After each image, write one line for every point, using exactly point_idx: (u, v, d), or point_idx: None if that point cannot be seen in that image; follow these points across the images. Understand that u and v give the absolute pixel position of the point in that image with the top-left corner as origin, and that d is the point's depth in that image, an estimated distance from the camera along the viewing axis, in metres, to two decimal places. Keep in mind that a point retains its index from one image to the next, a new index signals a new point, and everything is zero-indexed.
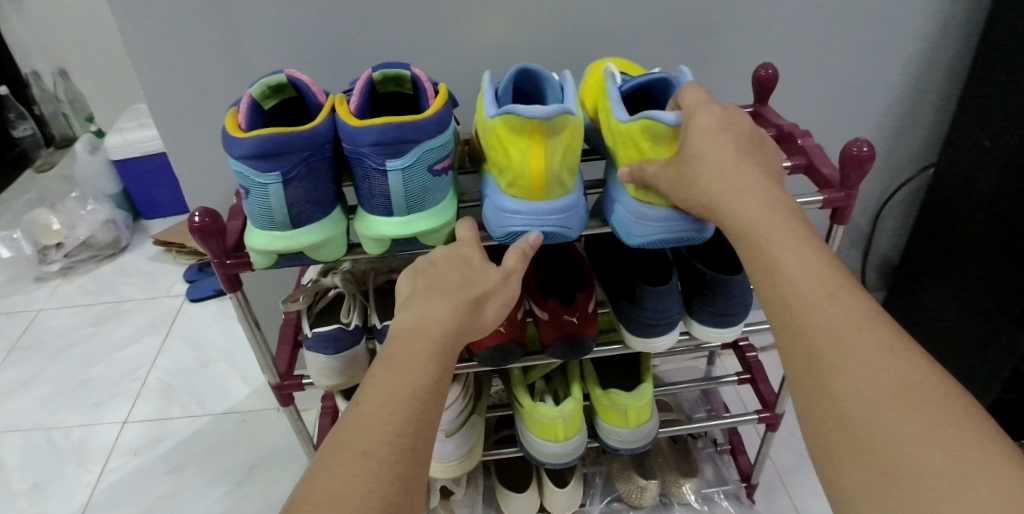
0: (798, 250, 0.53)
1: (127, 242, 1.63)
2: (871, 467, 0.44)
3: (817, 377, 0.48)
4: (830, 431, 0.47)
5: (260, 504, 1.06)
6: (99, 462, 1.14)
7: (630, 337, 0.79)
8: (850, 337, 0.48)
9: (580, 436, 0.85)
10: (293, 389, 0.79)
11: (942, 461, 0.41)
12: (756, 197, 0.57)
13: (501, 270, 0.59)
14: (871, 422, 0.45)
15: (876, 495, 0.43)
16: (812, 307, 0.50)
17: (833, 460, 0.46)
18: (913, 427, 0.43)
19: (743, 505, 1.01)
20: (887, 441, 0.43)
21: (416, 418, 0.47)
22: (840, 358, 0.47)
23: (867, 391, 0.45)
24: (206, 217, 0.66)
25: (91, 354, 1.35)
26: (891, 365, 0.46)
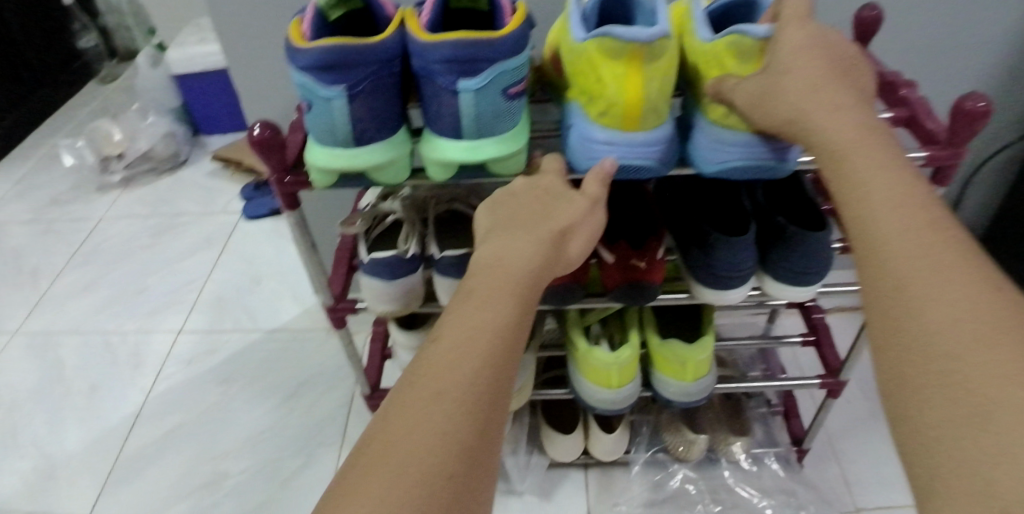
0: (889, 176, 0.47)
1: (185, 157, 1.64)
2: (953, 408, 0.37)
3: (897, 311, 0.42)
4: (907, 368, 0.40)
5: (306, 422, 1.09)
6: (154, 369, 1.18)
7: (700, 288, 0.75)
8: (941, 271, 0.41)
9: (634, 383, 0.82)
10: (346, 312, 0.78)
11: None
12: (854, 127, 0.51)
13: (587, 197, 0.57)
14: (958, 359, 0.38)
15: (954, 440, 0.36)
16: (902, 241, 0.43)
17: (907, 399, 0.39)
18: (1011, 368, 0.36)
19: (792, 468, 0.97)
20: (975, 380, 0.36)
21: (494, 359, 0.45)
22: (929, 291, 0.41)
23: (957, 327, 0.39)
24: (266, 129, 0.64)
25: (149, 264, 1.38)
26: (989, 303, 0.39)
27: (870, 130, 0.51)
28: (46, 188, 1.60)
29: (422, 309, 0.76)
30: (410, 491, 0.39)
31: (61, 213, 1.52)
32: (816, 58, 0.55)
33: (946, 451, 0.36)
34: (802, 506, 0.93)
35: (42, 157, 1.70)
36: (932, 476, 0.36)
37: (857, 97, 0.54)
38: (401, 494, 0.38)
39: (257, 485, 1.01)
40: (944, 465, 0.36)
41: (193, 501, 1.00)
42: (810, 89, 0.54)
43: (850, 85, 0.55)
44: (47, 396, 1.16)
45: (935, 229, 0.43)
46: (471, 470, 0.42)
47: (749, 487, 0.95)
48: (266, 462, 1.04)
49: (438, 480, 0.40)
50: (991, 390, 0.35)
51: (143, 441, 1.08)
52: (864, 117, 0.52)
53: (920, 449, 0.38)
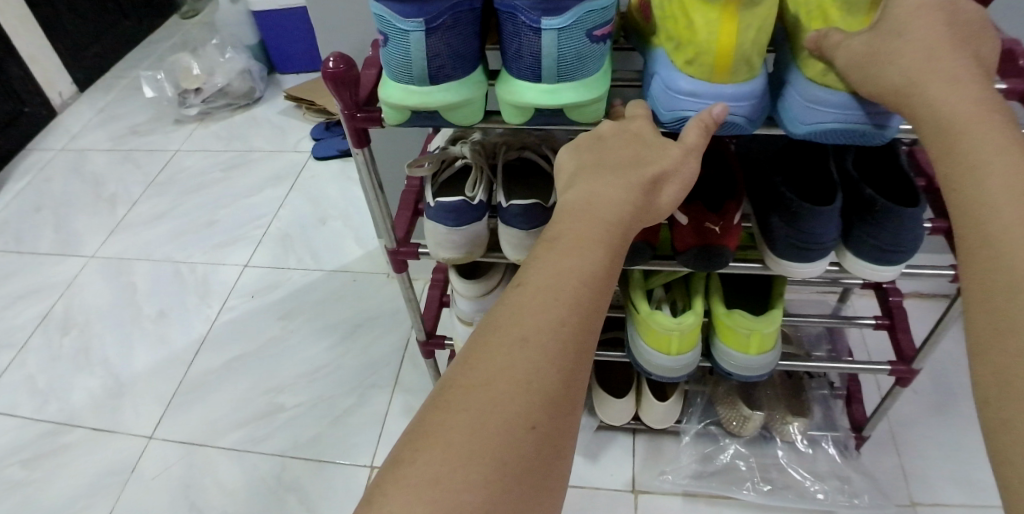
0: (1008, 158, 0.41)
1: (260, 94, 1.66)
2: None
3: (1004, 313, 0.38)
4: (1010, 377, 0.37)
5: (362, 362, 1.11)
6: (220, 299, 1.22)
7: (775, 259, 0.71)
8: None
9: (694, 352, 0.80)
10: (408, 255, 0.78)
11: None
12: (971, 101, 0.44)
13: (681, 147, 0.53)
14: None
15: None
16: (1018, 238, 0.39)
17: (1006, 410, 0.36)
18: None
19: (850, 455, 0.93)
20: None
21: (581, 308, 0.44)
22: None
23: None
24: (341, 63, 0.63)
25: (220, 197, 1.42)
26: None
27: (987, 101, 0.44)
28: (127, 117, 1.66)
29: (483, 258, 0.75)
30: (494, 434, 0.39)
31: (140, 143, 1.57)
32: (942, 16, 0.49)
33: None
34: (855, 494, 0.89)
35: (125, 87, 1.76)
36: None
37: (986, 63, 0.48)
38: (485, 436, 0.39)
39: (310, 419, 1.04)
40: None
41: (249, 430, 1.04)
42: (927, 54, 0.47)
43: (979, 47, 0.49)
44: (121, 317, 1.22)
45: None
46: (553, 418, 0.42)
47: (801, 469, 0.92)
48: (319, 398, 1.07)
49: (521, 427, 0.40)
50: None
51: (206, 367, 1.13)
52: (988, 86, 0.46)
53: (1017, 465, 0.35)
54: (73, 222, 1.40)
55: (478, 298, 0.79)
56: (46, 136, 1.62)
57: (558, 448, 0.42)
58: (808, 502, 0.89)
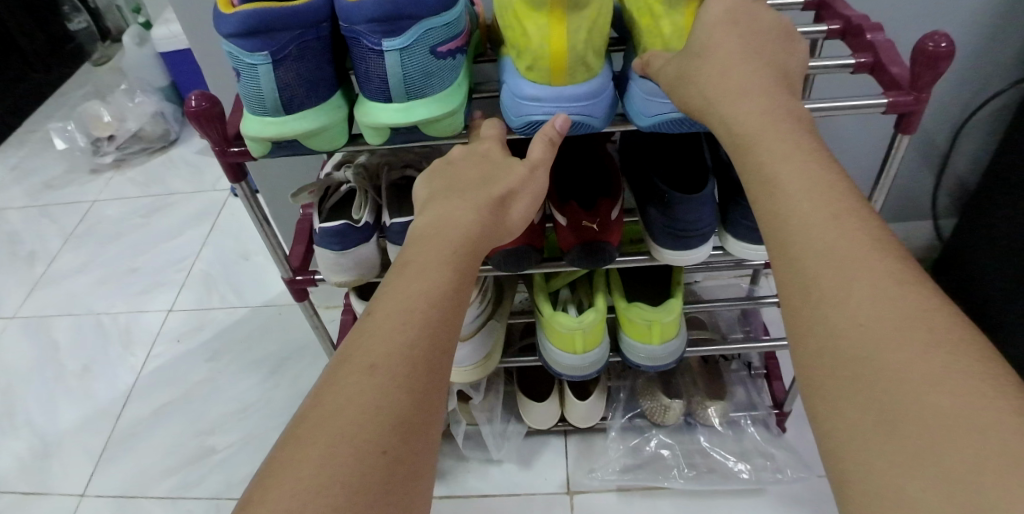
0: (798, 162, 0.42)
1: (176, 136, 1.64)
2: (865, 415, 0.34)
3: (805, 309, 0.38)
4: (818, 371, 0.36)
5: (293, 394, 1.10)
6: (144, 348, 1.20)
7: (659, 250, 0.72)
8: (849, 269, 0.37)
9: (601, 348, 0.81)
10: (306, 284, 0.77)
11: (956, 414, 0.31)
12: (768, 100, 0.46)
13: (527, 164, 0.56)
14: (872, 361, 0.34)
15: (871, 449, 0.33)
16: (809, 233, 0.39)
17: (818, 403, 0.36)
18: (922, 373, 0.33)
19: (771, 432, 0.95)
20: (889, 386, 0.33)
21: (432, 328, 0.45)
22: (839, 285, 0.37)
23: (866, 330, 0.35)
24: (203, 101, 0.63)
25: (141, 244, 1.39)
26: (895, 297, 0.35)
27: (777, 102, 0.47)
28: (40, 173, 1.62)
29: (379, 279, 0.76)
30: (346, 466, 0.38)
31: (56, 197, 1.54)
32: (760, 21, 0.52)
33: (860, 464, 0.33)
34: (778, 469, 0.91)
35: (37, 142, 1.72)
36: (844, 486, 0.33)
37: (790, 55, 0.51)
38: (335, 470, 0.38)
39: (243, 456, 1.03)
40: (861, 478, 0.32)
41: (182, 476, 1.02)
42: (731, 59, 0.49)
43: (791, 47, 0.52)
44: (43, 376, 1.19)
45: (840, 219, 0.39)
46: (409, 439, 0.41)
47: (727, 452, 0.94)
48: (253, 435, 1.06)
49: (374, 452, 0.39)
50: (910, 394, 0.32)
51: (135, 417, 1.10)
52: (788, 85, 0.49)
53: (837, 458, 0.34)
54: None
55: None
56: None
57: (418, 470, 0.41)
58: (735, 483, 0.91)
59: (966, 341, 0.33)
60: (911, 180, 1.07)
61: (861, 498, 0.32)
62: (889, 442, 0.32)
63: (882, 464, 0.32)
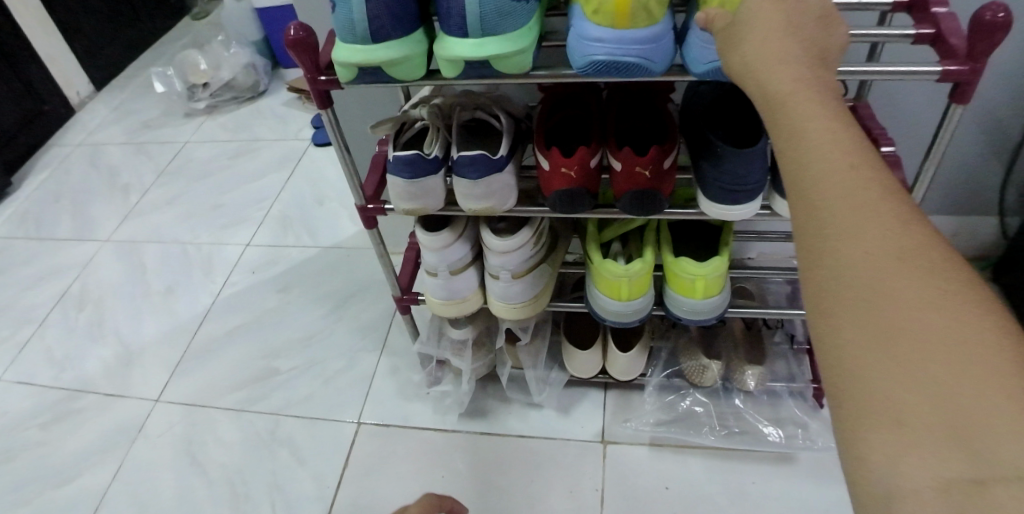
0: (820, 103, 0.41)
1: (265, 88, 1.75)
2: (861, 330, 0.33)
3: (813, 233, 0.37)
4: (822, 292, 0.36)
5: (353, 326, 1.18)
6: (222, 275, 1.31)
7: (708, 202, 0.75)
8: (860, 200, 0.36)
9: (646, 298, 0.84)
10: (375, 212, 0.84)
11: (950, 339, 0.31)
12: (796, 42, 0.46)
13: None
14: (872, 282, 0.34)
15: (868, 367, 0.33)
16: (824, 160, 0.38)
17: (817, 322, 0.36)
18: (921, 300, 0.33)
19: (807, 404, 0.96)
20: (890, 307, 0.33)
21: None
22: (848, 208, 0.36)
23: (873, 257, 0.34)
24: (301, 30, 0.69)
25: (226, 183, 1.51)
26: (901, 229, 0.35)
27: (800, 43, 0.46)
28: (141, 114, 1.76)
29: (441, 211, 0.81)
30: None
31: (153, 136, 1.68)
32: None
33: (855, 379, 0.33)
34: (810, 438, 0.92)
35: (140, 87, 1.87)
36: (836, 396, 0.34)
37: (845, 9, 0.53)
38: None
39: (303, 378, 1.11)
40: (857, 389, 0.33)
41: (246, 391, 1.11)
42: None
43: None
44: (130, 293, 1.31)
45: (858, 144, 0.39)
46: None
47: (761, 417, 0.95)
48: (313, 361, 1.14)
49: None
50: (906, 314, 0.33)
51: (209, 335, 1.21)
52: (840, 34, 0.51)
53: (831, 372, 0.34)
54: (90, 210, 1.50)
55: (442, 251, 0.82)
56: (65, 133, 1.73)
57: None
58: (766, 446, 0.93)
59: (960, 271, 0.34)
60: (980, 172, 1.05)
61: (854, 405, 0.33)
62: (884, 357, 0.32)
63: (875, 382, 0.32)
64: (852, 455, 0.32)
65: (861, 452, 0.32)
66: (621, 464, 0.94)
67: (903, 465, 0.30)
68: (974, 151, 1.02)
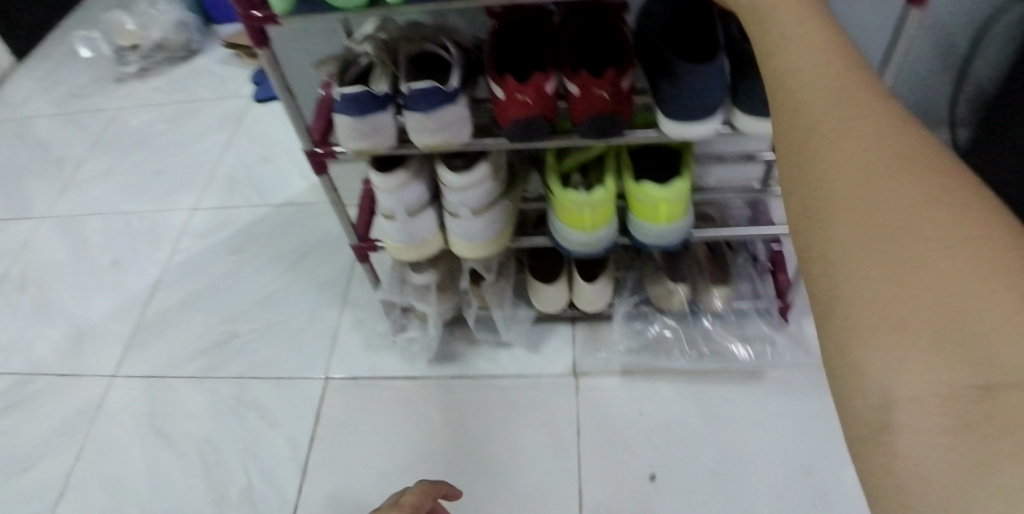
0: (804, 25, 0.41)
1: (198, 46, 1.65)
2: (859, 235, 0.32)
3: (805, 146, 0.36)
4: (815, 203, 0.34)
5: (313, 283, 1.14)
6: (171, 243, 1.25)
7: (667, 123, 0.74)
8: (853, 110, 0.35)
9: (611, 227, 0.81)
10: (326, 157, 0.81)
11: (950, 239, 0.30)
12: None
13: None
14: (867, 189, 0.33)
15: (868, 272, 0.31)
16: (815, 74, 0.37)
17: (810, 232, 0.34)
18: (919, 205, 0.32)
19: (774, 321, 0.95)
20: (887, 211, 0.32)
21: None
22: (842, 120, 0.35)
23: (868, 165, 0.34)
24: None
25: (165, 147, 1.43)
26: (893, 140, 0.34)
27: None
28: (66, 82, 1.65)
29: (395, 152, 0.79)
30: None
31: (83, 105, 1.58)
32: None
33: (855, 288, 0.31)
34: (777, 354, 0.93)
35: (61, 53, 1.74)
36: (833, 305, 0.32)
37: None
38: None
39: (266, 339, 1.08)
40: (856, 295, 0.31)
41: (208, 358, 1.08)
42: None
43: None
44: (74, 270, 1.25)
45: (847, 61, 0.38)
46: None
47: (730, 336, 0.94)
48: (274, 321, 1.10)
49: None
50: (905, 217, 0.32)
51: (163, 305, 1.16)
52: None
53: (824, 281, 0.33)
54: (21, 188, 1.41)
55: (398, 192, 0.79)
56: None
57: None
58: (736, 367, 0.93)
59: (958, 177, 0.33)
60: (927, 82, 1.06)
61: (854, 312, 0.31)
62: (884, 261, 0.31)
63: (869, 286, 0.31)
64: (851, 364, 0.31)
65: (862, 359, 0.30)
66: (593, 396, 0.93)
67: (907, 369, 0.29)
68: (921, 61, 1.03)
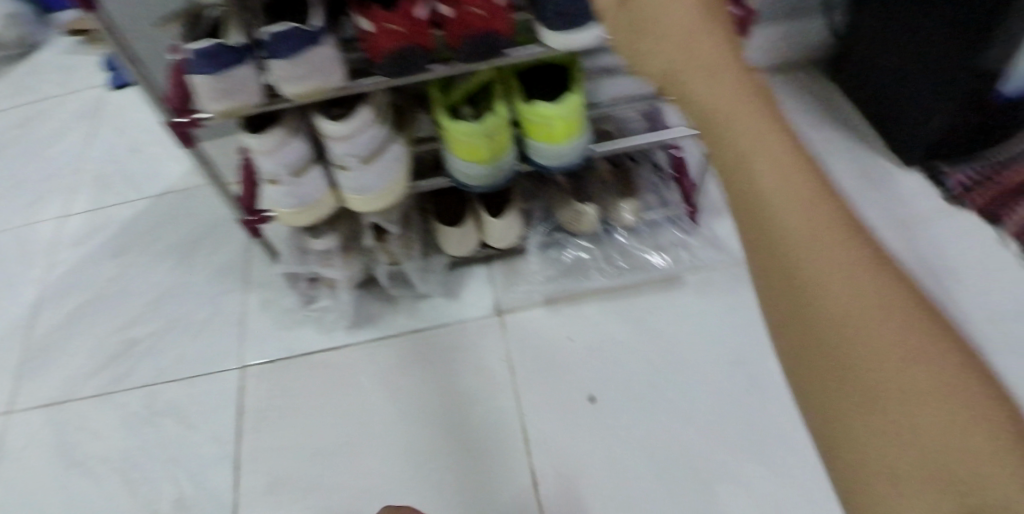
0: (720, 75, 0.34)
1: (36, 38, 1.47)
2: (804, 334, 0.28)
3: (740, 208, 0.31)
4: (772, 281, 0.29)
5: (209, 271, 1.06)
6: (46, 256, 1.13)
7: (547, 35, 0.71)
8: (776, 163, 0.30)
9: (510, 156, 0.77)
10: (191, 126, 0.73)
11: (886, 339, 0.26)
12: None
13: None
14: (805, 264, 0.28)
15: (829, 386, 0.27)
16: (723, 115, 0.32)
17: (774, 309, 0.29)
18: (852, 288, 0.27)
19: (684, 226, 0.94)
20: (826, 295, 0.27)
21: None
22: (764, 175, 0.30)
23: (801, 235, 0.28)
24: None
25: (18, 156, 1.28)
26: (816, 198, 0.29)
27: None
28: None
29: (266, 109, 0.72)
30: None
31: None
32: None
33: (832, 407, 0.26)
34: (690, 257, 0.93)
35: None
36: (813, 409, 0.28)
37: None
38: None
39: (170, 340, 1.00)
40: (827, 409, 0.27)
41: (109, 372, 0.98)
42: None
43: None
44: None
45: (743, 98, 0.33)
46: None
47: (644, 247, 0.93)
48: (176, 318, 1.02)
49: None
50: (841, 303, 0.27)
51: (49, 325, 1.05)
52: None
53: (803, 381, 0.28)
54: None
55: (277, 152, 0.72)
56: None
57: None
58: (654, 276, 0.92)
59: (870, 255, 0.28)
60: None
61: (828, 425, 0.27)
62: (829, 369, 0.27)
63: (880, 425, 0.25)
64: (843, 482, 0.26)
65: (846, 473, 0.26)
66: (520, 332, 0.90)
67: (891, 497, 0.24)
68: None
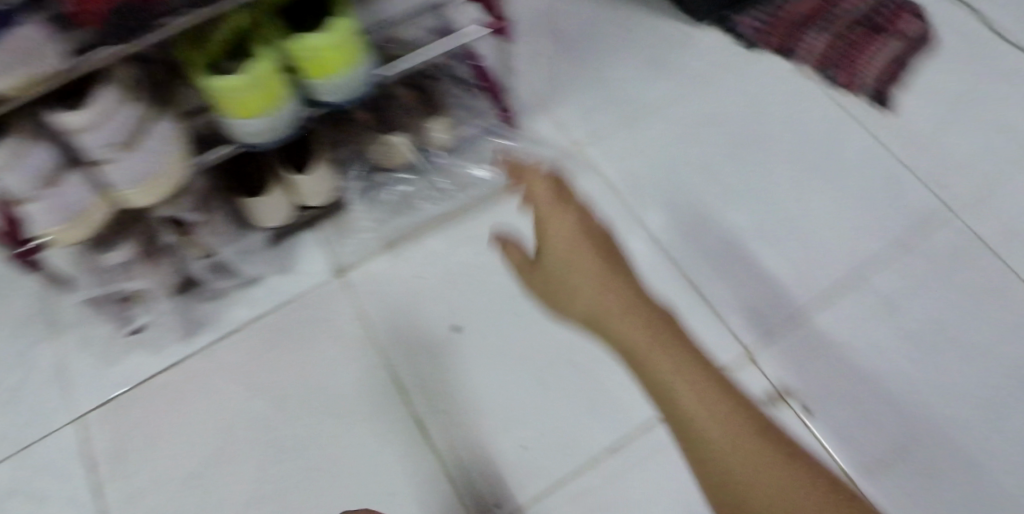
0: (634, 317, 0.49)
1: None
2: (688, 431, 0.47)
3: (652, 389, 0.49)
4: (672, 412, 0.47)
5: None
6: None
7: None
8: (664, 385, 0.48)
9: (290, 105, 0.66)
10: None
11: (744, 464, 0.44)
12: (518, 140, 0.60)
13: None
14: (689, 416, 0.46)
15: (703, 454, 0.46)
16: (563, 262, 0.55)
17: (674, 423, 0.48)
18: (724, 441, 0.45)
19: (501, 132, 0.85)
20: (699, 428, 0.46)
21: None
22: (646, 355, 0.48)
23: (695, 415, 0.46)
24: None
25: None
26: (699, 393, 0.47)
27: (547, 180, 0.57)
28: None
29: None
30: None
31: None
32: None
33: (702, 449, 0.46)
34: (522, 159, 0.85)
35: None
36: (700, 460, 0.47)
37: None
38: None
39: None
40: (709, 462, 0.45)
41: None
42: None
43: None
44: None
45: (579, 233, 0.55)
46: None
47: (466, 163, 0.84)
48: None
49: None
50: (706, 427, 0.46)
51: None
52: None
53: (683, 434, 0.47)
54: None
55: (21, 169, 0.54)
56: None
57: None
58: (487, 190, 0.83)
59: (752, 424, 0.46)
60: None
61: (708, 472, 0.46)
62: (702, 445, 0.46)
63: None
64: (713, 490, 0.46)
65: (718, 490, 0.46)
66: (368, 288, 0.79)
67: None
68: None
